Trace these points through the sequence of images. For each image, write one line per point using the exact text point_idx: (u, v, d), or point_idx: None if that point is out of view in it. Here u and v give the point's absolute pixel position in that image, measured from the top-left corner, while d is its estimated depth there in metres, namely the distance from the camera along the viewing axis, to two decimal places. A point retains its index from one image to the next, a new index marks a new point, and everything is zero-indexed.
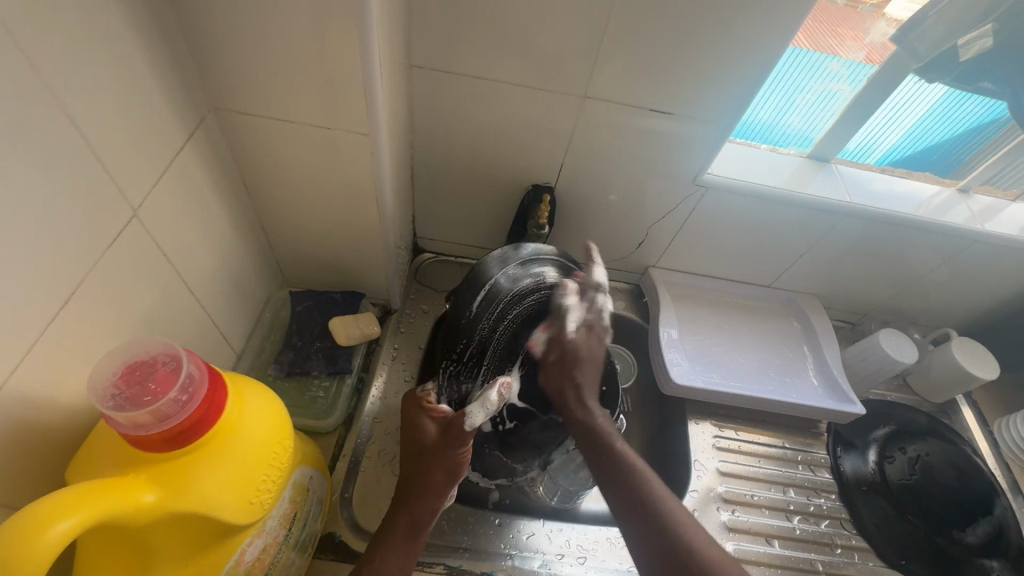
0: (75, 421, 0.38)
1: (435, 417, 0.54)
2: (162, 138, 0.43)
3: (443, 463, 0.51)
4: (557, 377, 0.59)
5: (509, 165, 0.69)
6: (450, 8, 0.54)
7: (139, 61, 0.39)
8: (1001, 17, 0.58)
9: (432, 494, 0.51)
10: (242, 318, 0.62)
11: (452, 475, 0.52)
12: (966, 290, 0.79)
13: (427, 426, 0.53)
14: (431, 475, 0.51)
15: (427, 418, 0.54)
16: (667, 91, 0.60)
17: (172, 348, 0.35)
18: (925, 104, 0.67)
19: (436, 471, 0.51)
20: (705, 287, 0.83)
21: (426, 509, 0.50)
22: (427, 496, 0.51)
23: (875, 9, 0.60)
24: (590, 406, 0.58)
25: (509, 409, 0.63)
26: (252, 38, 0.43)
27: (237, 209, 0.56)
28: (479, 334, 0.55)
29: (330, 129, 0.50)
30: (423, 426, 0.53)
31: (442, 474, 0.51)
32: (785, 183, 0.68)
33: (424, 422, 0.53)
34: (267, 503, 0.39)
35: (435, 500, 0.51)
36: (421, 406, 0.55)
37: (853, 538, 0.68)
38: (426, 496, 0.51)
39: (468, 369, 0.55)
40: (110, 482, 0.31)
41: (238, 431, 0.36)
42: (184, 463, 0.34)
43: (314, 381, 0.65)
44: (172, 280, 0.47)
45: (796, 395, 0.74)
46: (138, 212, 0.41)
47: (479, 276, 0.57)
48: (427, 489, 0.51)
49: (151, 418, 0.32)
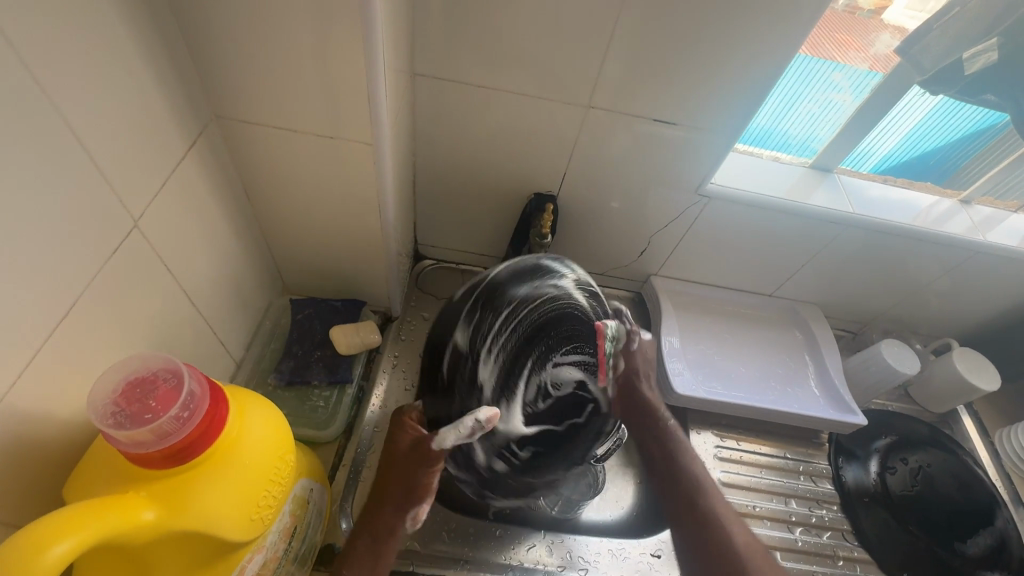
0: (73, 436, 0.37)
1: (412, 432, 0.54)
2: (164, 147, 0.42)
3: (405, 480, 0.51)
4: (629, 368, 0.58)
5: (512, 173, 0.69)
6: (454, 17, 0.54)
7: (141, 70, 0.38)
8: (1007, 32, 0.56)
9: (391, 510, 0.50)
10: (242, 326, 0.61)
11: (412, 495, 0.51)
12: (968, 300, 0.79)
13: (402, 439, 0.53)
14: (389, 489, 0.51)
15: (404, 432, 0.54)
16: (671, 102, 0.60)
17: (174, 364, 0.35)
18: (920, 112, 0.67)
19: (395, 484, 0.51)
20: (707, 296, 0.83)
21: (385, 524, 0.50)
22: (386, 509, 0.50)
23: (873, 16, 0.61)
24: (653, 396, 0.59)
25: (516, 440, 0.50)
26: (256, 48, 0.43)
27: (239, 217, 0.56)
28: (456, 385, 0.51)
29: (332, 138, 0.49)
30: (399, 439, 0.53)
31: (403, 491, 0.51)
32: (787, 193, 0.68)
33: (401, 437, 0.54)
34: (267, 519, 0.39)
35: (394, 517, 0.50)
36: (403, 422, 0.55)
37: (855, 550, 0.68)
38: (386, 510, 0.50)
39: None
40: (108, 501, 0.30)
41: (239, 447, 0.36)
42: (183, 480, 0.33)
43: (314, 390, 0.64)
44: (172, 290, 0.46)
45: (798, 405, 0.73)
46: (139, 222, 0.41)
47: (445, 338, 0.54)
48: (388, 503, 0.50)
49: (150, 436, 0.31)
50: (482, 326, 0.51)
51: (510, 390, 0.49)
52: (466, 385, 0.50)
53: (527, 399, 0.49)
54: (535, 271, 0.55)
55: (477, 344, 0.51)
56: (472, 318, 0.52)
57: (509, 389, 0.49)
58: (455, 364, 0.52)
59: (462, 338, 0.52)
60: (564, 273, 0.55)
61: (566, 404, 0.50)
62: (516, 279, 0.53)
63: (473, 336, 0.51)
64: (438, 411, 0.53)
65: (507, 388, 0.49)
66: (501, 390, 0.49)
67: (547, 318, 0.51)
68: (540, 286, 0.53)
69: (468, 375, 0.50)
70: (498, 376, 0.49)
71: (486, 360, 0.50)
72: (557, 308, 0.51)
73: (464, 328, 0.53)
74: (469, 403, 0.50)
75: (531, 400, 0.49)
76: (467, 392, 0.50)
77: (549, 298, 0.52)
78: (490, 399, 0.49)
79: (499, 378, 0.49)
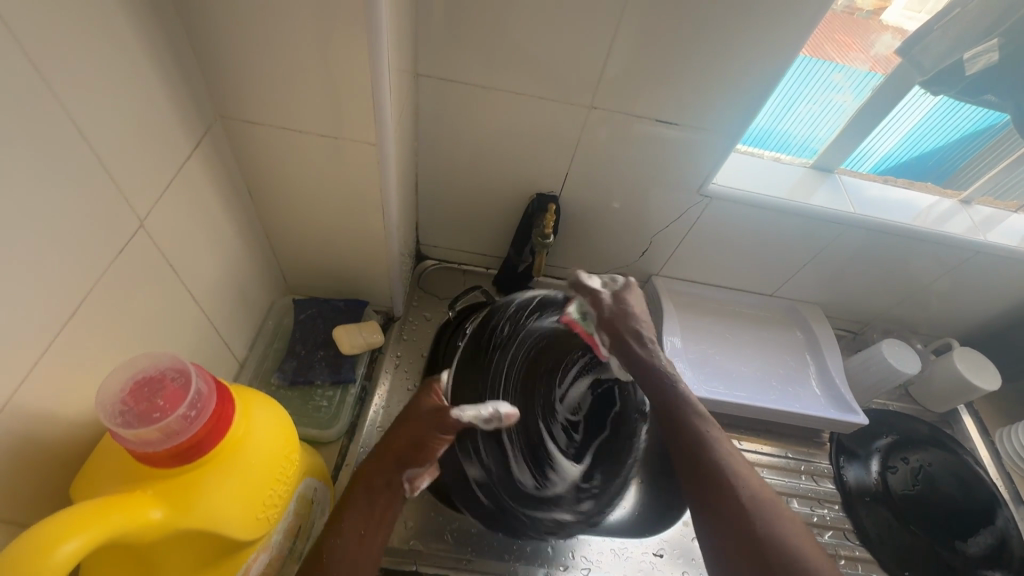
0: (79, 435, 0.37)
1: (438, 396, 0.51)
2: (169, 148, 0.42)
3: (417, 434, 0.47)
4: (615, 330, 0.56)
5: (514, 174, 0.69)
6: (457, 18, 0.54)
7: (148, 72, 0.39)
8: (1008, 33, 0.56)
9: (391, 460, 0.46)
10: (246, 325, 0.61)
11: (419, 452, 0.46)
12: (969, 300, 0.79)
13: (425, 402, 0.51)
14: (395, 438, 0.47)
15: (427, 396, 0.52)
16: (674, 102, 0.60)
17: (181, 363, 0.35)
18: (920, 112, 0.67)
19: (401, 437, 0.47)
20: (709, 295, 0.83)
21: (379, 476, 0.45)
22: (385, 460, 0.46)
23: (870, 16, 0.61)
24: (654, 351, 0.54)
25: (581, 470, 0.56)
26: (261, 49, 0.43)
27: (243, 217, 0.56)
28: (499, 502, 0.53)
29: (336, 139, 0.49)
30: (420, 400, 0.51)
31: (409, 445, 0.47)
32: (788, 194, 0.69)
33: (423, 399, 0.51)
34: (273, 518, 0.39)
35: (390, 469, 0.45)
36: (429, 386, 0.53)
37: (856, 549, 0.68)
38: (384, 461, 0.46)
39: (532, 512, 0.53)
40: (117, 499, 0.31)
41: (246, 446, 0.36)
42: (190, 479, 0.33)
43: (317, 390, 0.64)
44: (177, 290, 0.46)
45: (799, 405, 0.73)
46: (145, 223, 0.41)
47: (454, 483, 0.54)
48: (388, 456, 0.46)
49: (158, 435, 0.31)
50: (481, 446, 0.53)
51: (546, 455, 0.55)
52: (501, 484, 0.53)
53: (563, 444, 0.57)
54: (478, 351, 0.59)
55: (486, 459, 0.53)
56: (467, 448, 0.53)
57: (540, 454, 0.55)
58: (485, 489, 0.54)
59: (472, 471, 0.53)
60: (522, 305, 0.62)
61: (589, 418, 0.60)
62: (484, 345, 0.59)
63: (478, 461, 0.53)
64: (504, 523, 0.53)
65: (539, 456, 0.55)
66: (540, 464, 0.55)
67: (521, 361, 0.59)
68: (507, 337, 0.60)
69: (506, 484, 0.54)
70: (525, 458, 0.54)
71: (503, 459, 0.54)
72: (523, 369, 0.59)
73: (466, 462, 0.53)
74: (523, 496, 0.53)
75: (567, 441, 0.58)
76: (515, 493, 0.53)
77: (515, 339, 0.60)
78: (535, 479, 0.54)
79: (527, 460, 0.54)
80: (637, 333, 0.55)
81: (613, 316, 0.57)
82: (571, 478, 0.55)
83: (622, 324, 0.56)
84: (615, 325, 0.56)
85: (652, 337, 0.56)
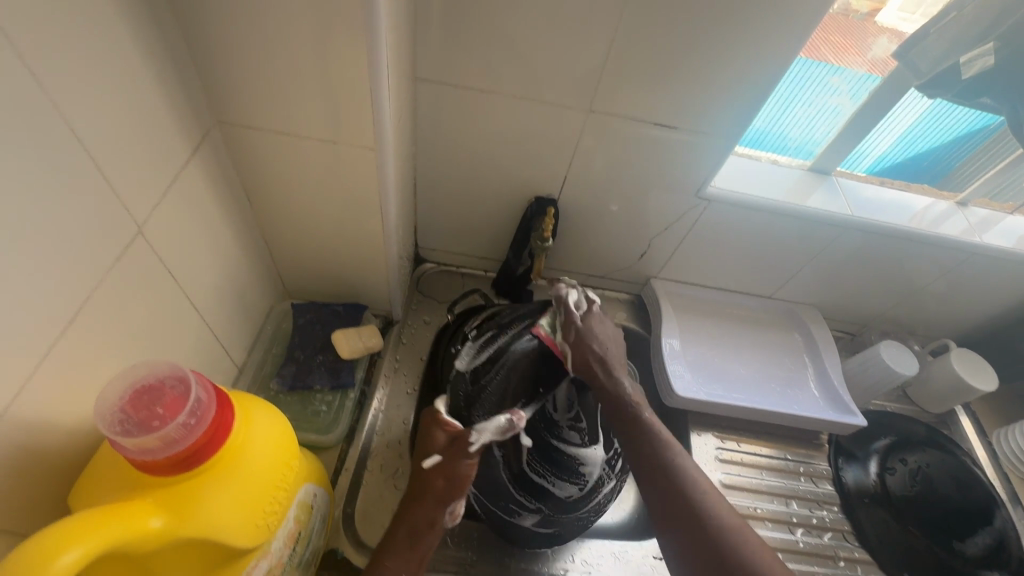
0: (76, 444, 0.37)
1: (447, 427, 0.55)
2: (167, 153, 0.42)
3: (445, 470, 0.52)
4: (582, 352, 0.61)
5: (513, 177, 0.69)
6: (456, 23, 0.54)
7: (145, 77, 0.38)
8: (1003, 37, 0.57)
9: (431, 501, 0.51)
10: (244, 330, 0.61)
11: (453, 488, 0.52)
12: (966, 301, 0.80)
13: (437, 436, 0.55)
14: (433, 481, 0.52)
15: (438, 428, 0.55)
16: (671, 106, 0.60)
17: (180, 372, 0.35)
18: (913, 114, 0.67)
19: (437, 478, 0.52)
20: (707, 298, 0.83)
21: (424, 516, 0.51)
22: (426, 500, 0.51)
23: (865, 18, 0.61)
24: (619, 380, 0.60)
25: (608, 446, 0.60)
26: (258, 54, 0.43)
27: (241, 222, 0.56)
28: (560, 522, 0.59)
29: (335, 143, 0.49)
30: (434, 436, 0.55)
31: (442, 482, 0.52)
32: (786, 197, 0.69)
33: (435, 432, 0.55)
34: (272, 525, 0.38)
35: (432, 510, 0.51)
36: (435, 418, 0.56)
37: (855, 551, 0.69)
38: (425, 502, 0.51)
39: (586, 505, 0.59)
40: (116, 509, 0.30)
41: (245, 453, 0.36)
42: (189, 487, 0.33)
43: (316, 395, 0.64)
44: (175, 296, 0.46)
45: (798, 407, 0.74)
46: (143, 228, 0.41)
47: (506, 528, 0.58)
48: (428, 495, 0.52)
49: (157, 444, 0.31)
50: (519, 499, 0.57)
51: (568, 459, 0.58)
52: (550, 505, 0.58)
53: (576, 440, 0.59)
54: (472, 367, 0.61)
55: (528, 501, 0.57)
56: (511, 509, 0.57)
57: (563, 461, 0.58)
58: (546, 520, 0.58)
59: (526, 518, 0.58)
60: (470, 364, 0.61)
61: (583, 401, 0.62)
62: (459, 408, 0.58)
63: (526, 511, 0.58)
64: (571, 525, 0.60)
65: (561, 463, 0.58)
66: (570, 472, 0.58)
67: (494, 406, 0.58)
68: (468, 398, 0.58)
69: (557, 506, 0.58)
70: (557, 476, 0.57)
71: (542, 492, 0.57)
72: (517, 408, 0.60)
73: (517, 517, 0.58)
74: (575, 503, 0.58)
75: (580, 437, 0.59)
76: (564, 505, 0.58)
77: (478, 391, 0.59)
78: (574, 484, 0.58)
79: (558, 476, 0.58)
80: (598, 352, 0.60)
81: (581, 334, 0.62)
82: (599, 459, 0.59)
83: (589, 340, 0.61)
84: (584, 341, 0.61)
85: (615, 369, 0.60)
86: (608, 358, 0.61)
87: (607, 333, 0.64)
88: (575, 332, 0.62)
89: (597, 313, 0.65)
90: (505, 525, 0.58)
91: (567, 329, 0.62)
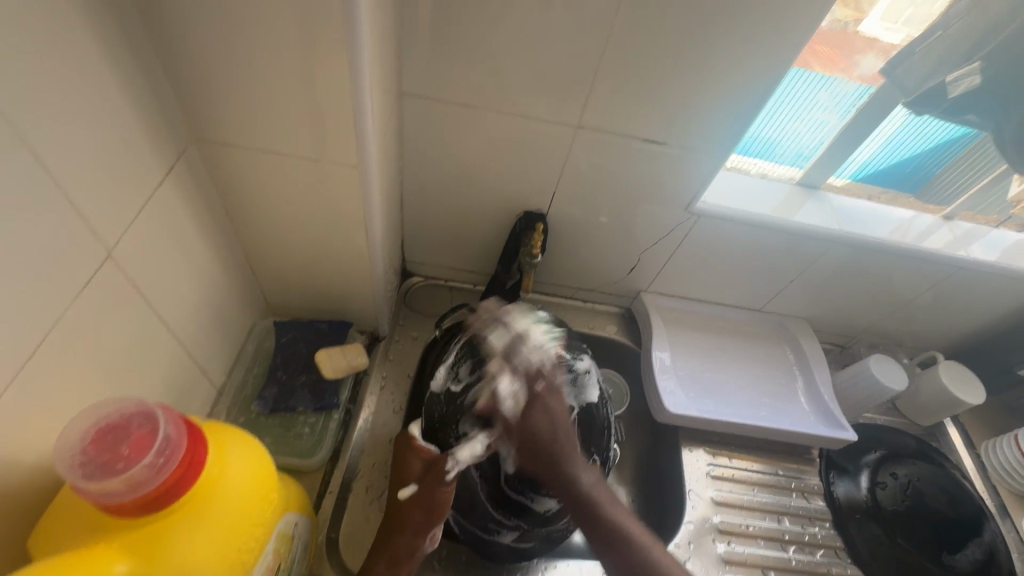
0: (41, 481, 0.35)
1: (421, 455, 0.54)
2: (139, 173, 0.41)
3: (422, 501, 0.51)
4: (528, 456, 0.52)
5: (501, 192, 0.68)
6: (442, 39, 0.54)
7: (116, 96, 0.37)
8: (988, 57, 0.58)
9: (409, 533, 0.51)
10: (224, 350, 0.59)
11: (431, 516, 0.51)
12: (953, 314, 0.80)
13: (413, 464, 0.54)
14: (409, 513, 0.51)
15: (413, 455, 0.54)
16: (660, 121, 0.59)
17: (147, 408, 0.33)
18: (896, 122, 0.67)
19: (413, 509, 0.51)
20: (697, 311, 0.83)
21: (404, 546, 0.51)
22: (404, 533, 0.51)
23: (849, 27, 0.58)
24: (574, 469, 0.50)
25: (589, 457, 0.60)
26: (236, 70, 0.41)
27: (221, 241, 0.54)
28: (539, 535, 0.59)
29: (317, 160, 0.48)
30: (409, 464, 0.54)
31: (420, 512, 0.51)
32: (774, 211, 0.69)
33: (411, 460, 0.54)
34: (250, 563, 0.37)
35: (412, 540, 0.51)
36: (410, 444, 0.55)
37: (848, 567, 0.68)
38: (403, 533, 0.51)
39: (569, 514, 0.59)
40: (78, 556, 0.29)
41: (220, 489, 0.34)
42: (158, 528, 0.32)
43: (299, 417, 0.62)
44: (149, 318, 0.44)
45: (789, 422, 0.73)
46: (114, 252, 0.39)
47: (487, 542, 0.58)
48: (407, 527, 0.51)
49: (123, 486, 0.29)
50: (497, 516, 0.58)
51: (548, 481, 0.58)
52: (527, 521, 0.58)
53: None
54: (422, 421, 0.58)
55: (507, 518, 0.58)
56: (489, 527, 0.58)
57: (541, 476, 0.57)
58: (525, 535, 0.59)
59: (506, 535, 0.58)
60: (446, 381, 0.59)
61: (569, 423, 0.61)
62: (433, 431, 0.57)
63: (505, 528, 0.58)
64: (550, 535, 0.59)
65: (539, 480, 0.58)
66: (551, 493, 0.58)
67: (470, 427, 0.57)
68: (442, 419, 0.58)
69: (536, 521, 0.58)
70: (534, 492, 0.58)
71: (519, 508, 0.58)
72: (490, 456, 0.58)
73: (496, 535, 0.58)
74: (552, 516, 0.58)
75: None
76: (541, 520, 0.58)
77: (454, 411, 0.58)
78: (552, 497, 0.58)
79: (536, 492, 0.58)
80: (545, 451, 0.51)
81: (523, 436, 0.52)
82: None
83: (532, 444, 0.51)
84: (529, 445, 0.52)
85: (567, 447, 0.51)
86: (555, 445, 0.51)
87: (556, 417, 0.52)
88: (518, 437, 0.52)
89: (539, 394, 0.53)
90: (487, 540, 0.58)
91: (509, 437, 0.53)
